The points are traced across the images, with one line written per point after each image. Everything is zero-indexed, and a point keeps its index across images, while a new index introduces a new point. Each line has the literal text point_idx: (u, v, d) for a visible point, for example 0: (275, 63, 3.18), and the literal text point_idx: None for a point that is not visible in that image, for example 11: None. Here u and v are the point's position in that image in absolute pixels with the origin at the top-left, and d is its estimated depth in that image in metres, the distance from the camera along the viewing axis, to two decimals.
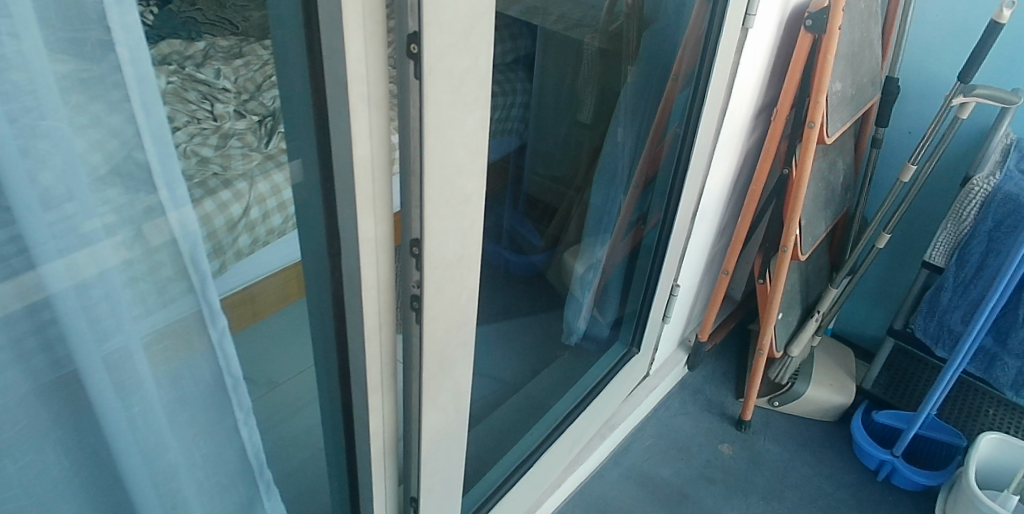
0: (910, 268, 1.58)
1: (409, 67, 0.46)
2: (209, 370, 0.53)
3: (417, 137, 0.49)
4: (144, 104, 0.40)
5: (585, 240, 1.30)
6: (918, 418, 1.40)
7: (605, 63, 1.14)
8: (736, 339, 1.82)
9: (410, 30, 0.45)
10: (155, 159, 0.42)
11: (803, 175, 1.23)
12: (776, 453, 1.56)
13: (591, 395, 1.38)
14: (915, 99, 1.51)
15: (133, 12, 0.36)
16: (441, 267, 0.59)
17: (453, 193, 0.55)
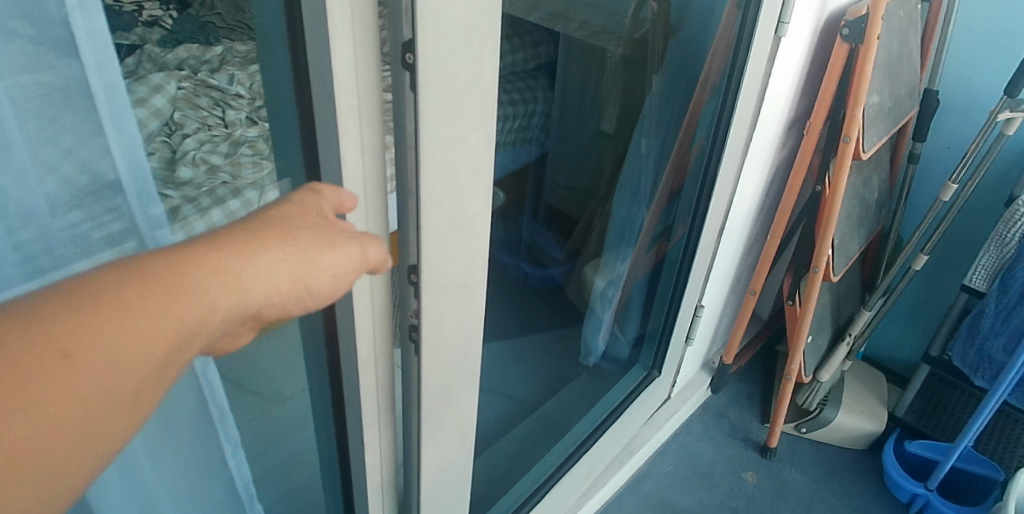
0: (948, 290, 1.50)
1: (404, 78, 0.42)
2: (190, 400, 0.49)
3: (415, 156, 0.45)
4: (114, 119, 0.37)
5: (606, 253, 1.27)
6: (955, 451, 1.31)
7: (628, 71, 1.09)
8: (763, 360, 1.74)
9: (404, 35, 0.40)
10: (127, 175, 0.39)
11: (837, 192, 1.16)
12: (803, 482, 1.49)
13: (611, 418, 1.31)
14: (957, 111, 1.43)
15: (100, 17, 0.34)
16: (441, 295, 0.55)
17: (454, 218, 0.51)
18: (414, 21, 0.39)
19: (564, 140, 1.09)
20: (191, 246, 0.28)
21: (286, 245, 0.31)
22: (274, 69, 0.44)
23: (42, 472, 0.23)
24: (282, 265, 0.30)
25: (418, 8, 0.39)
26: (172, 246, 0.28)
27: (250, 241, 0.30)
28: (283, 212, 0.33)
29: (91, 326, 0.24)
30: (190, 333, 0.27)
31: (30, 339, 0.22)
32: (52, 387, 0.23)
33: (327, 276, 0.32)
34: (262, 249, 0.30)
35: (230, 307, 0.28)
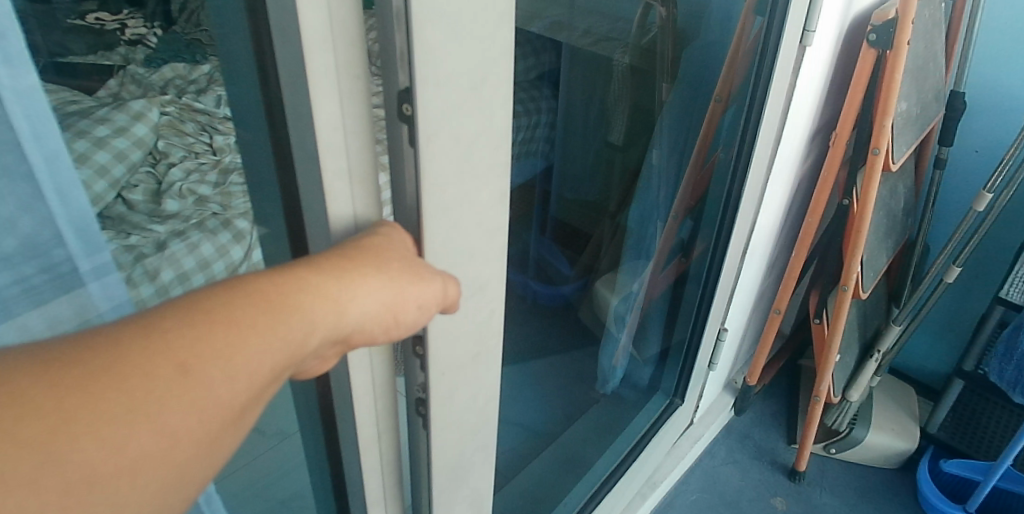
0: (979, 301, 1.43)
1: (401, 133, 0.38)
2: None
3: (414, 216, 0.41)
4: (59, 189, 0.32)
5: (622, 267, 1.22)
6: (996, 471, 1.24)
7: (638, 81, 1.03)
8: (786, 377, 1.67)
9: (400, 83, 0.36)
10: (79, 250, 0.34)
11: (865, 206, 1.09)
12: (834, 506, 1.41)
13: (635, 451, 1.25)
14: (985, 114, 1.35)
15: (28, 75, 0.29)
16: (453, 369, 0.49)
17: (463, 283, 0.46)
18: (410, 69, 0.35)
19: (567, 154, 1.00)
20: (300, 272, 0.31)
21: (380, 274, 0.35)
22: (262, 128, 0.40)
23: (169, 461, 0.24)
24: (374, 294, 0.34)
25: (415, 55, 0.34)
26: (290, 263, 0.31)
27: (348, 270, 0.33)
28: (372, 245, 0.36)
29: (223, 345, 0.26)
30: (298, 344, 0.30)
31: (179, 329, 0.25)
32: (184, 395, 0.24)
33: (411, 307, 0.36)
34: (360, 275, 0.33)
35: (334, 325, 0.31)
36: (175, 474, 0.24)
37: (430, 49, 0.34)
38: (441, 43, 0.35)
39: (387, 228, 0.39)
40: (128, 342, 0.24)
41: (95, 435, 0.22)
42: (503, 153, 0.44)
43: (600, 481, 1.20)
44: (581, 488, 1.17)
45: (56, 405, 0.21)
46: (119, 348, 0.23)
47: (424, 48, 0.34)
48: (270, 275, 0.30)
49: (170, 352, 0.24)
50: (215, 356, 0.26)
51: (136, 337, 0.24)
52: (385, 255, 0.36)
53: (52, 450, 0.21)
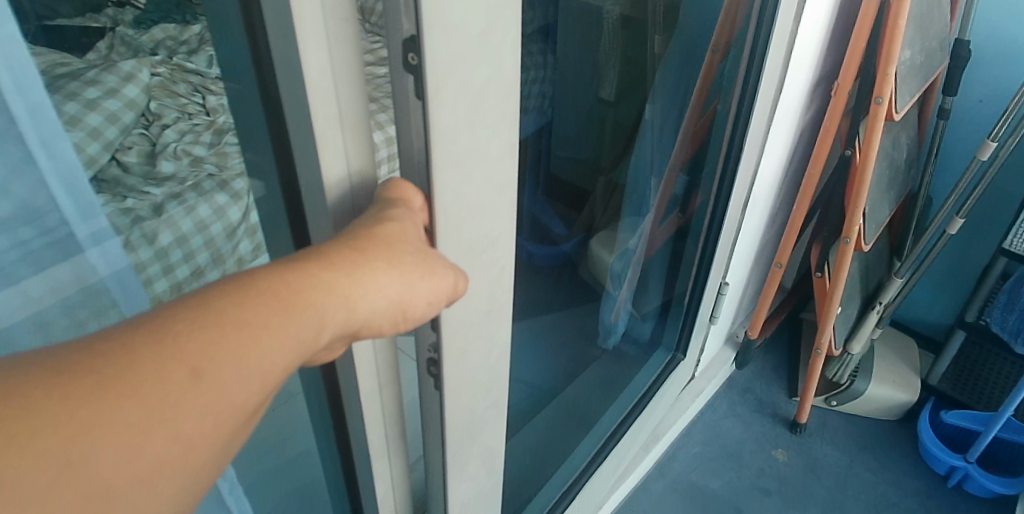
0: (981, 254, 1.43)
1: (406, 83, 0.37)
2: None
3: (419, 169, 0.40)
4: (44, 144, 0.31)
5: (622, 223, 1.19)
6: (996, 421, 1.25)
7: (630, 30, 1.00)
8: (786, 332, 1.68)
9: (405, 32, 0.35)
10: (71, 209, 0.34)
11: (868, 157, 1.08)
12: (835, 457, 1.43)
13: (637, 408, 1.28)
14: (989, 63, 1.33)
15: (8, 25, 0.28)
16: (463, 328, 0.50)
17: (473, 239, 0.46)
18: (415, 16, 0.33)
19: (563, 113, 0.97)
20: (311, 268, 0.31)
21: (392, 269, 0.35)
22: (248, 77, 0.39)
23: (181, 462, 0.25)
24: (384, 289, 0.34)
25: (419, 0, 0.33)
26: (301, 257, 0.32)
27: (359, 265, 0.33)
28: (386, 232, 0.36)
29: (231, 349, 0.27)
30: (308, 340, 0.30)
31: (188, 334, 0.26)
32: (190, 399, 0.25)
33: (420, 302, 0.36)
34: (371, 270, 0.33)
35: (343, 321, 0.32)
36: (189, 474, 0.26)
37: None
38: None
39: (400, 207, 0.39)
40: (138, 350, 0.25)
41: (108, 444, 0.23)
42: (512, 104, 0.43)
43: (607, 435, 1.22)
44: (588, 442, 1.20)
45: (67, 415, 0.22)
46: (130, 356, 0.24)
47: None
48: (282, 271, 0.30)
49: (180, 358, 0.25)
50: (223, 361, 0.26)
51: (146, 342, 0.25)
52: (398, 246, 0.36)
53: (64, 461, 0.22)
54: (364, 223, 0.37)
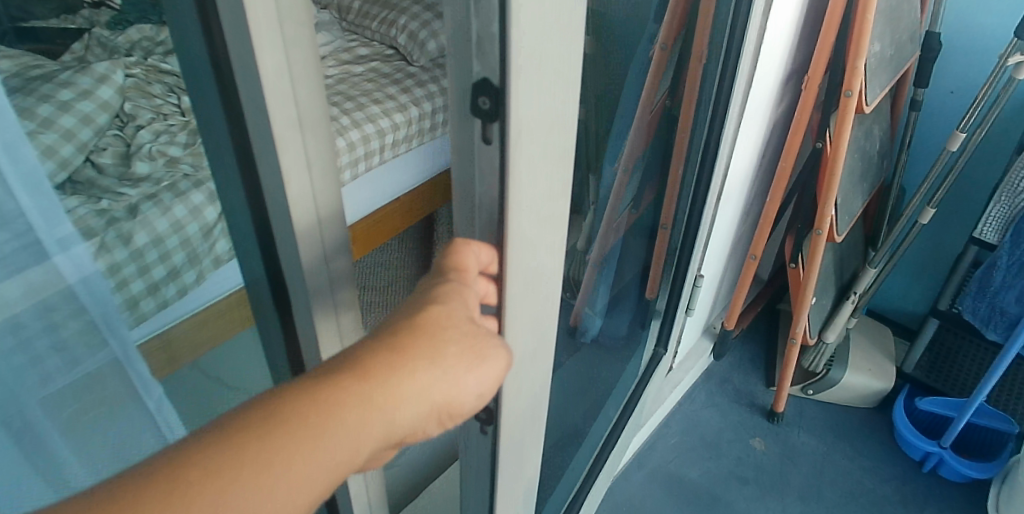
0: (954, 243, 1.45)
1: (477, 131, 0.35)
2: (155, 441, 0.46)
3: (486, 219, 0.38)
4: (6, 147, 0.32)
5: None
6: (968, 408, 1.28)
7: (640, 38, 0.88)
8: (764, 322, 1.70)
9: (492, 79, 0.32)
10: (37, 215, 0.34)
11: (839, 150, 1.10)
12: (812, 445, 1.46)
13: (625, 412, 1.28)
14: (958, 56, 1.35)
15: None
16: (524, 366, 0.49)
17: (539, 279, 0.44)
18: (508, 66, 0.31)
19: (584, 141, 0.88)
20: (355, 379, 0.31)
21: (440, 369, 0.34)
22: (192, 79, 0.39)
23: None
24: (430, 393, 0.34)
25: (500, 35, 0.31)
26: (346, 365, 0.31)
27: (405, 370, 0.33)
28: (436, 320, 0.35)
29: (253, 489, 0.27)
30: (346, 459, 0.30)
31: (214, 478, 0.26)
32: None
33: (468, 397, 0.36)
34: (417, 375, 0.33)
35: (386, 431, 0.32)
36: None
37: (525, 22, 0.31)
38: (534, 30, 0.31)
39: (452, 278, 0.38)
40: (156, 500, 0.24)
41: None
42: None
43: (598, 448, 1.23)
44: (585, 454, 1.21)
45: None
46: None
47: (517, 41, 0.31)
48: (323, 389, 0.30)
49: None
50: (246, 504, 0.27)
51: (167, 487, 0.25)
52: (444, 341, 0.35)
53: None
54: (413, 302, 0.36)
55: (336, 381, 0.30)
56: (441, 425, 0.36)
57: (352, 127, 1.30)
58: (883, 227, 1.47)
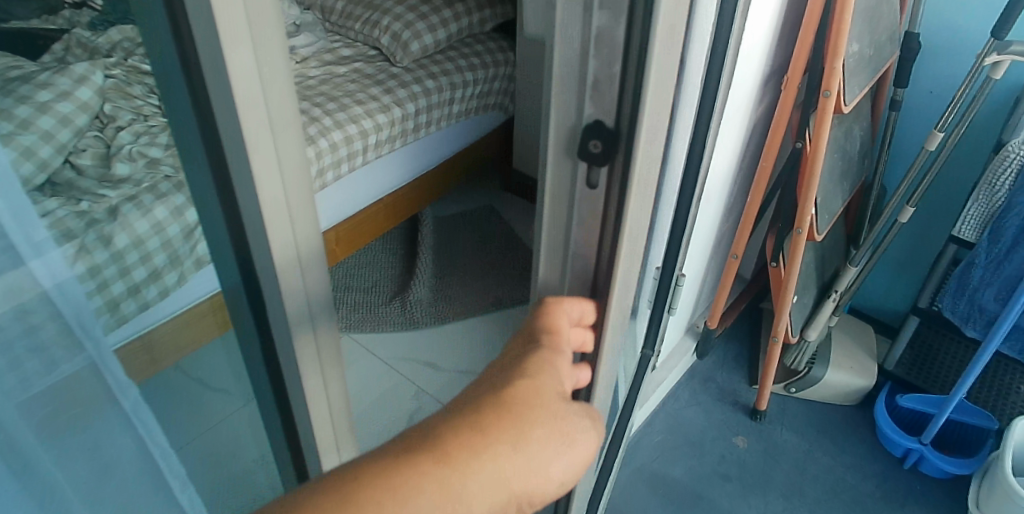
0: (935, 242, 1.46)
1: (580, 174, 0.48)
2: (132, 445, 0.44)
3: (584, 240, 0.53)
4: None
5: None
6: (948, 404, 1.29)
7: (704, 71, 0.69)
8: (747, 320, 1.71)
9: (607, 126, 0.45)
10: (8, 215, 0.31)
11: (818, 150, 1.11)
12: (795, 443, 1.47)
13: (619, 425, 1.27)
14: (936, 56, 1.36)
15: None
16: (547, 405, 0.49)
17: (620, 305, 0.58)
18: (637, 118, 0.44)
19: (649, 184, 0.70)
20: (473, 445, 0.37)
21: (537, 445, 0.40)
22: None
23: None
24: (525, 470, 0.39)
25: (624, 91, 0.43)
26: (467, 431, 0.38)
27: (508, 444, 0.39)
28: (531, 399, 0.42)
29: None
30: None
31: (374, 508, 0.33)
32: None
33: (552, 481, 0.41)
34: (518, 449, 0.39)
35: (488, 499, 0.38)
36: None
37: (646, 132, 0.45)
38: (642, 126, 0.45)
39: (543, 348, 0.47)
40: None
41: None
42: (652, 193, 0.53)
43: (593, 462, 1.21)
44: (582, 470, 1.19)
45: None
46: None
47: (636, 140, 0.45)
48: (448, 452, 0.36)
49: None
50: None
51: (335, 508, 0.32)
52: (541, 400, 0.42)
53: None
54: (513, 368, 0.45)
55: (465, 428, 0.38)
56: (530, 506, 0.41)
57: (334, 128, 1.30)
58: (864, 226, 1.48)
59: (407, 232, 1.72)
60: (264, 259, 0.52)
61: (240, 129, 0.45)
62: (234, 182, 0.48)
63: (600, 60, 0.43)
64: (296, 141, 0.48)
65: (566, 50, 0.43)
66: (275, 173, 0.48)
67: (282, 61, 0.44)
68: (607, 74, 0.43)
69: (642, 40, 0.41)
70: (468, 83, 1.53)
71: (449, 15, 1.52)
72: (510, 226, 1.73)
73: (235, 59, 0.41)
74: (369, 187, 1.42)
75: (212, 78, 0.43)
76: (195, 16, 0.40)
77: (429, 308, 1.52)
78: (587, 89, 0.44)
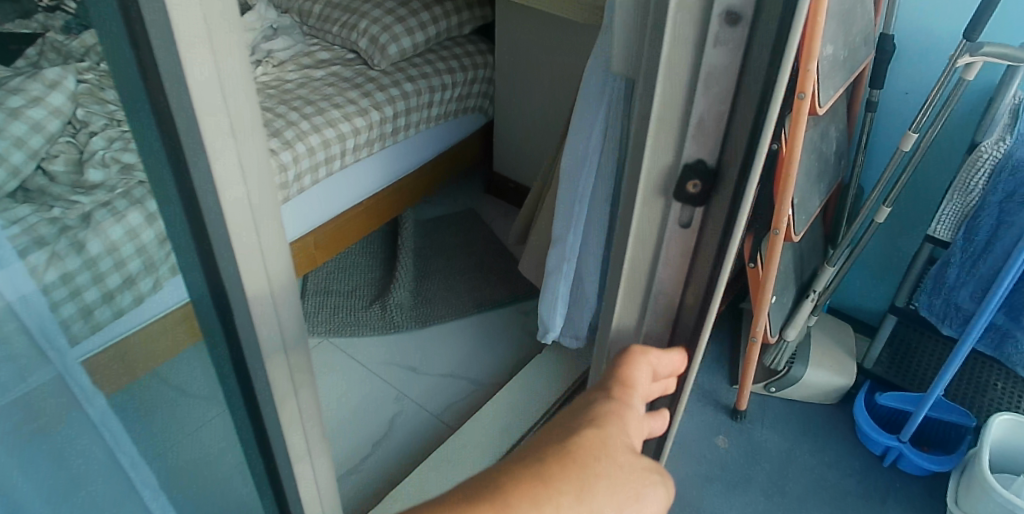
0: (912, 242, 1.48)
1: (678, 200, 0.54)
2: (96, 442, 0.56)
3: (673, 259, 0.58)
4: None
5: (557, 219, 1.21)
6: (926, 402, 1.30)
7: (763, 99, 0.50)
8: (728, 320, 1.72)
9: (708, 164, 0.52)
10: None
11: (794, 151, 1.11)
12: (775, 442, 1.48)
13: None
14: (911, 58, 1.38)
15: None
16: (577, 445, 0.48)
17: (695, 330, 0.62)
18: (751, 152, 0.50)
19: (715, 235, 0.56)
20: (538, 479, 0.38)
21: (604, 486, 0.39)
22: None
23: None
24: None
25: (729, 133, 0.50)
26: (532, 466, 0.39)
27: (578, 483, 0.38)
28: (599, 447, 0.42)
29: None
30: None
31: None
32: None
33: None
34: (590, 491, 0.38)
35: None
36: None
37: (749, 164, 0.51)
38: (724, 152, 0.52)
39: (615, 403, 0.48)
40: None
41: None
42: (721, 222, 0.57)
43: None
44: None
45: None
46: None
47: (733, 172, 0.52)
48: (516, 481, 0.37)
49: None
50: None
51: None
52: (612, 449, 0.42)
53: None
54: (585, 417, 0.45)
55: (536, 479, 0.37)
56: None
57: (311, 132, 1.30)
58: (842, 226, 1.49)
59: (388, 236, 1.72)
60: (230, 270, 0.51)
61: (201, 141, 0.44)
62: (197, 192, 0.47)
63: (708, 99, 0.48)
64: (261, 151, 0.47)
65: (670, 98, 0.50)
66: (237, 184, 0.48)
67: (244, 69, 0.43)
68: (713, 117, 0.49)
69: (755, 84, 0.47)
70: (447, 86, 1.53)
71: (427, 18, 1.52)
72: (490, 228, 1.74)
73: (192, 71, 0.41)
74: (347, 191, 1.42)
75: (171, 87, 0.42)
76: (151, 25, 0.39)
77: (410, 312, 1.52)
78: (690, 131, 0.50)
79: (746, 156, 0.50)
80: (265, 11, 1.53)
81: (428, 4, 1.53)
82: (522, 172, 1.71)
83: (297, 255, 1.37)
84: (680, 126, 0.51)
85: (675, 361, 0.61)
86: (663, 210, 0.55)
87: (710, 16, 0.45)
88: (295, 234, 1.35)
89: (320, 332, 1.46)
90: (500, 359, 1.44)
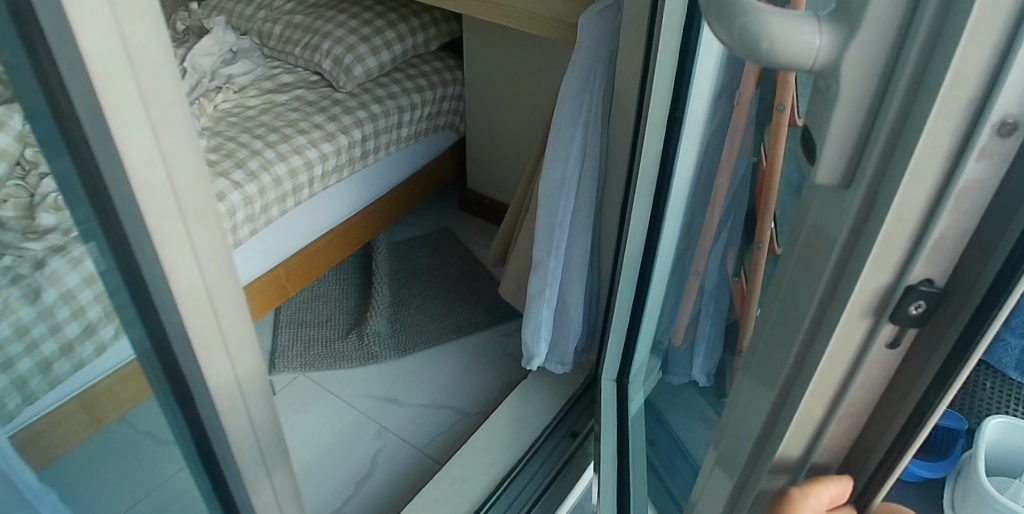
0: None
1: (886, 328, 0.31)
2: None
3: (853, 402, 0.35)
4: None
5: (538, 243, 1.16)
6: None
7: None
8: None
9: (940, 283, 0.30)
10: None
11: None
12: None
13: None
14: None
15: None
16: None
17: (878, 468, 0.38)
18: (1011, 271, 0.28)
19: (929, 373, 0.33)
20: None
21: None
22: None
23: None
24: None
25: (980, 245, 0.28)
26: None
27: None
28: None
29: None
30: None
31: None
32: None
33: None
34: None
35: None
36: None
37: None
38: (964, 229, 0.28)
39: None
40: None
41: None
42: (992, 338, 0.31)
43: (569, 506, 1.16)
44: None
45: None
46: None
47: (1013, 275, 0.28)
48: None
49: None
50: None
51: None
52: None
53: None
54: None
55: None
56: None
57: (276, 160, 1.24)
58: None
59: (361, 261, 1.66)
60: (186, 355, 0.46)
61: (144, 221, 0.39)
62: (145, 273, 0.43)
63: (957, 214, 0.27)
64: (217, 225, 0.43)
65: (903, 207, 0.28)
66: (190, 266, 0.42)
67: (191, 138, 0.39)
68: (962, 229, 0.28)
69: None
70: (417, 105, 1.48)
71: (392, 36, 1.47)
72: (467, 248, 1.69)
73: (131, 148, 0.36)
74: (317, 219, 1.37)
75: (107, 167, 0.38)
76: (79, 99, 0.35)
77: (389, 340, 1.47)
78: (928, 252, 0.28)
79: (1008, 277, 0.28)
80: (223, 35, 1.48)
81: (393, 21, 1.48)
82: (498, 189, 1.66)
83: (267, 289, 1.31)
84: (911, 244, 0.28)
85: (832, 494, 0.37)
86: (856, 342, 0.32)
87: (975, 124, 0.25)
88: (264, 268, 1.29)
89: (294, 367, 1.40)
90: (485, 386, 1.39)
